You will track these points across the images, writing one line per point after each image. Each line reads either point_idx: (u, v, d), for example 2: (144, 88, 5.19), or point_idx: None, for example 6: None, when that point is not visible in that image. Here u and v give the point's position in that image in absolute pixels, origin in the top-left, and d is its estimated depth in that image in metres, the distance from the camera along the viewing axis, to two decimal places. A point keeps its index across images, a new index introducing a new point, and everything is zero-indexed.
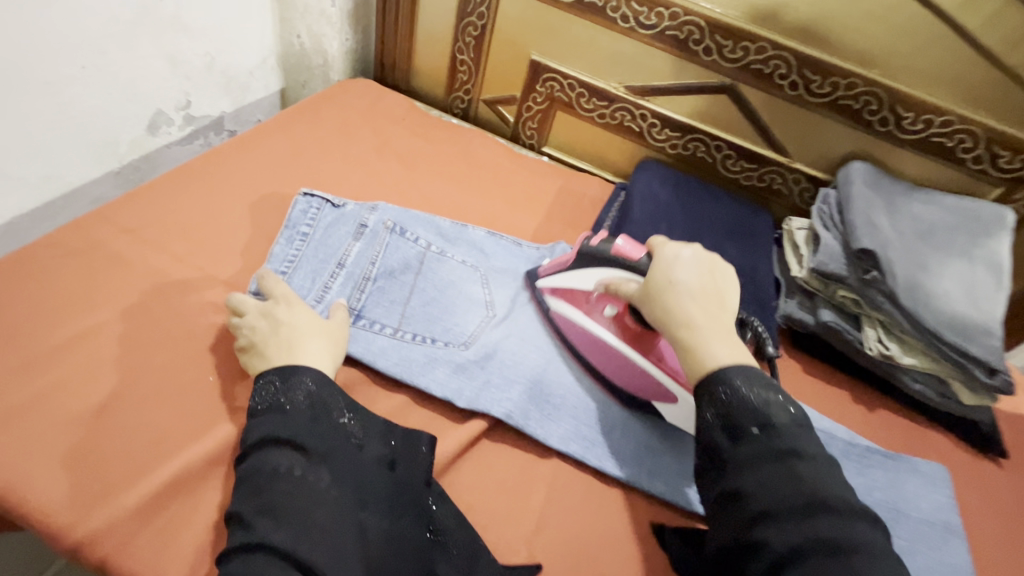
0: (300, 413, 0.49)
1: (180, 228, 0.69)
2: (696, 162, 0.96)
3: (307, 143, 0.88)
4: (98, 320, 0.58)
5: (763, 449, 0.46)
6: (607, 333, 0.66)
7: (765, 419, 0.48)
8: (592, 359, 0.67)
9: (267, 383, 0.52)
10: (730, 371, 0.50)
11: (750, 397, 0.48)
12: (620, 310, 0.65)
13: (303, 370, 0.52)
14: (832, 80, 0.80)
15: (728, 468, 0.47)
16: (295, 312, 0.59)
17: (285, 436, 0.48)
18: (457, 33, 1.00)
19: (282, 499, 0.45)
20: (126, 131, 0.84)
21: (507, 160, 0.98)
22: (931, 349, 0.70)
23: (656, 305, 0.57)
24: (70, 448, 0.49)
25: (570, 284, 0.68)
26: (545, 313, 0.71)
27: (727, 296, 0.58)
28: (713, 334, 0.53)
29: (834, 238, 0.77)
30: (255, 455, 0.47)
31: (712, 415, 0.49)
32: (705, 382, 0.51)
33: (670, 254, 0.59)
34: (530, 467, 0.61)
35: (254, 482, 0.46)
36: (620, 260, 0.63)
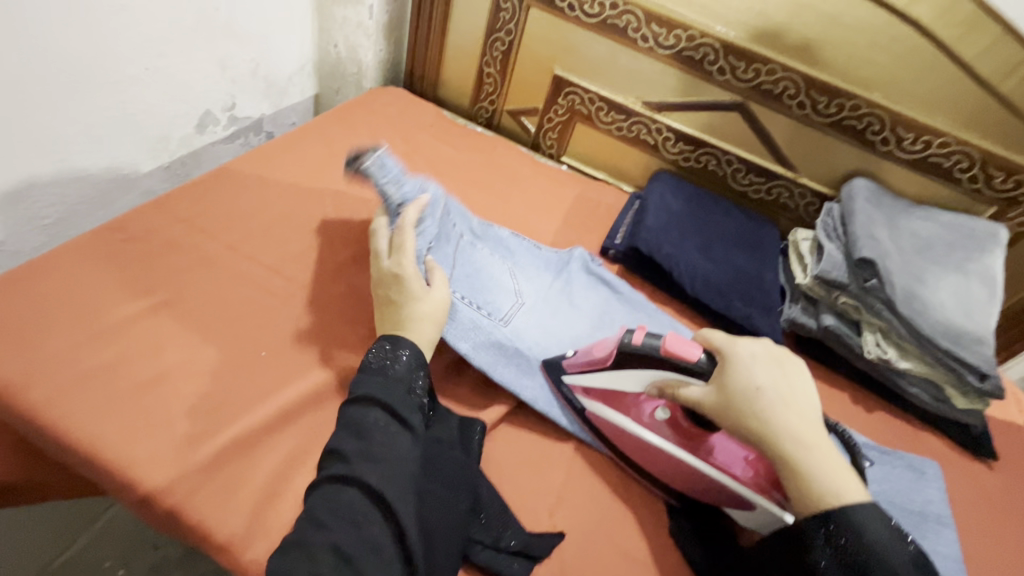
0: (400, 381, 0.57)
1: (229, 219, 0.75)
2: (707, 175, 1.02)
3: (344, 146, 0.94)
4: (159, 298, 0.63)
5: None
6: (658, 438, 0.62)
7: (896, 574, 0.48)
8: (644, 462, 0.63)
9: (380, 349, 0.59)
10: (856, 512, 0.50)
11: (876, 544, 0.49)
12: (673, 410, 0.62)
13: (413, 353, 0.59)
14: (838, 102, 0.86)
15: None
16: (413, 289, 0.64)
17: (387, 401, 0.55)
18: (485, 47, 1.06)
19: (380, 449, 0.52)
20: (177, 129, 0.90)
21: (528, 168, 1.04)
22: (927, 355, 0.75)
23: (748, 419, 0.54)
24: (140, 411, 0.54)
25: (610, 384, 0.64)
26: (573, 409, 0.67)
27: (809, 397, 0.57)
28: (825, 456, 0.53)
29: (837, 249, 0.82)
30: (356, 407, 0.54)
31: (830, 556, 0.50)
32: (822, 518, 0.51)
33: (744, 366, 0.56)
34: (550, 450, 0.66)
35: (355, 429, 0.53)
36: (670, 359, 0.59)
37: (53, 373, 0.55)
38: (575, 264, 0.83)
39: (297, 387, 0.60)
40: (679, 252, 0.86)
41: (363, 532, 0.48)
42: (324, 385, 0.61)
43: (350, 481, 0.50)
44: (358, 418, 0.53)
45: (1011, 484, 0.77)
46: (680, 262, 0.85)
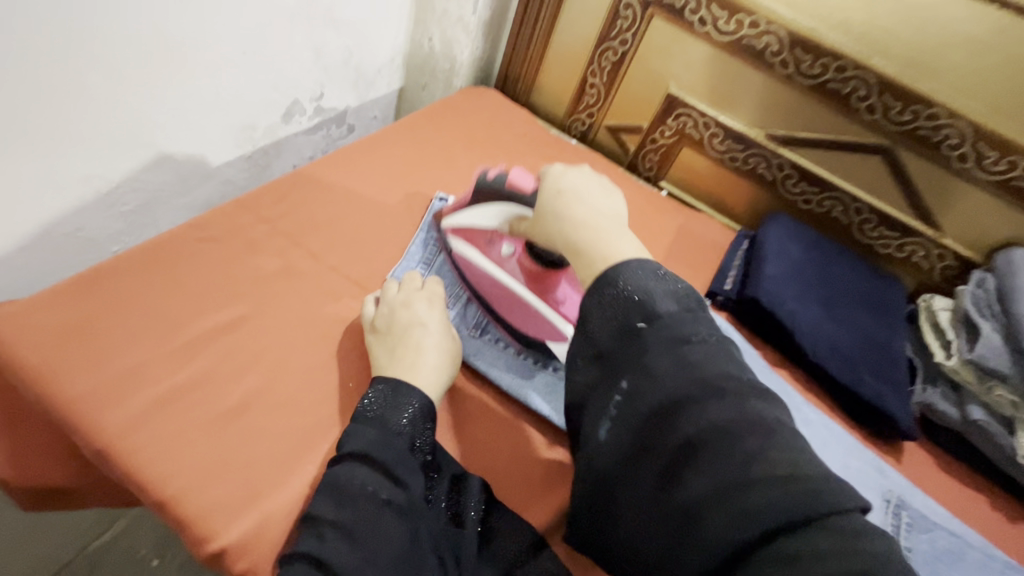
0: (398, 437, 0.48)
1: (317, 226, 0.69)
2: (829, 220, 0.91)
3: (435, 150, 0.87)
4: (242, 314, 0.57)
5: (652, 343, 0.42)
6: (504, 272, 0.65)
7: (650, 309, 0.43)
8: (489, 298, 0.66)
9: (377, 391, 0.51)
10: (618, 268, 0.46)
11: (636, 287, 0.44)
12: (518, 249, 0.64)
13: (420, 394, 0.52)
14: (1011, 159, 0.74)
15: (617, 368, 0.43)
16: (434, 320, 0.59)
17: (381, 459, 0.46)
18: (594, 56, 0.97)
19: (356, 521, 0.43)
20: (264, 118, 0.84)
21: (626, 191, 0.95)
22: None
23: (546, 230, 0.54)
24: (216, 447, 0.48)
25: (469, 222, 0.66)
26: (450, 251, 0.69)
27: (620, 206, 0.54)
28: (607, 230, 0.50)
29: (993, 330, 0.71)
30: (344, 466, 0.46)
31: (599, 316, 0.45)
32: (596, 283, 0.46)
33: (549, 173, 0.56)
34: None
35: (339, 494, 0.44)
36: (513, 192, 0.61)
37: (129, 397, 0.49)
38: None
39: None
40: (800, 308, 0.77)
41: None
42: None
43: (318, 563, 0.41)
44: (342, 478, 0.44)
45: None
46: (802, 321, 0.76)
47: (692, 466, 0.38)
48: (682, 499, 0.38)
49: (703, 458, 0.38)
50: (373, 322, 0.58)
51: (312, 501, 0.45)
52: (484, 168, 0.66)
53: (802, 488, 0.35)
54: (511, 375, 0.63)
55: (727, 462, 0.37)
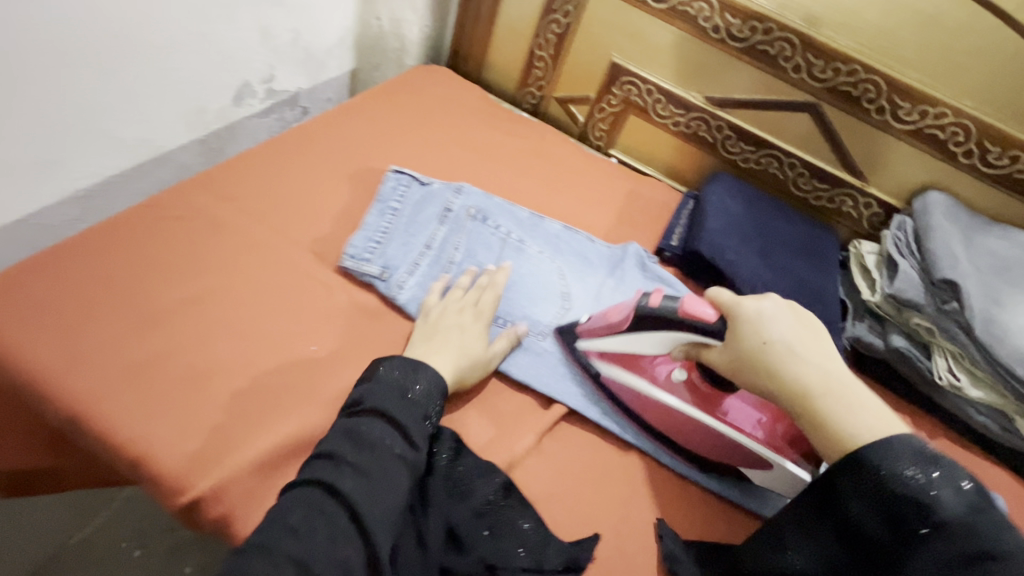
0: (414, 404, 0.52)
1: (273, 200, 0.70)
2: (767, 177, 0.97)
3: (389, 126, 0.89)
4: (203, 284, 0.59)
5: (944, 551, 0.43)
6: (673, 399, 0.60)
7: (933, 515, 0.44)
8: (666, 430, 0.61)
9: (390, 369, 0.54)
10: (881, 448, 0.46)
11: (909, 481, 0.45)
12: (688, 369, 0.60)
13: (441, 382, 0.55)
14: (921, 108, 0.80)
15: (894, 566, 0.45)
16: (471, 333, 0.61)
17: (397, 418, 0.50)
18: (539, 29, 1.00)
19: (371, 462, 0.47)
20: (215, 100, 0.85)
21: (578, 159, 0.99)
22: (1001, 383, 0.71)
23: (767, 377, 0.51)
24: (186, 407, 0.50)
25: (622, 348, 0.61)
26: (592, 373, 0.65)
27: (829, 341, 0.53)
28: (842, 399, 0.49)
29: (911, 266, 0.78)
30: (357, 419, 0.50)
31: (863, 505, 0.47)
32: (846, 461, 0.47)
33: (757, 315, 0.52)
34: (610, 460, 0.60)
35: (355, 439, 0.48)
36: (686, 321, 0.56)
37: (96, 365, 0.51)
38: (630, 262, 0.79)
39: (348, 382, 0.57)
40: (741, 259, 0.82)
41: (336, 552, 0.42)
42: None
43: (330, 489, 0.45)
44: (359, 427, 0.49)
45: None
46: (742, 270, 0.81)
47: None
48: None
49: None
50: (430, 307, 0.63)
51: (322, 444, 0.49)
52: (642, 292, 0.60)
53: None
54: None
55: None
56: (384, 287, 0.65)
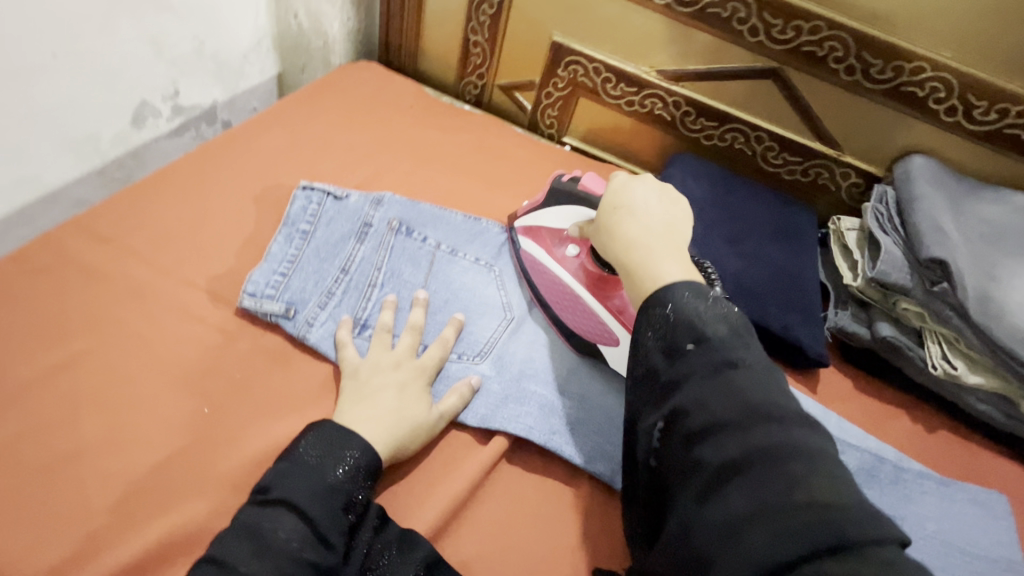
0: (331, 488, 0.43)
1: (164, 237, 0.62)
2: (733, 154, 0.88)
3: (309, 136, 0.80)
4: (72, 348, 0.51)
5: (702, 363, 0.42)
6: (563, 271, 0.63)
7: (700, 333, 0.43)
8: (551, 299, 0.64)
9: (311, 446, 0.46)
10: (671, 285, 0.47)
11: (684, 310, 0.45)
12: (583, 251, 0.63)
13: (369, 452, 0.46)
14: (895, 64, 0.71)
15: (663, 388, 0.43)
16: (411, 399, 0.52)
17: (306, 509, 0.42)
18: (470, 12, 0.91)
19: (274, 575, 0.38)
20: (108, 125, 0.76)
21: (525, 152, 0.90)
22: (1003, 368, 0.64)
23: (604, 234, 0.55)
24: (44, 503, 0.44)
25: (538, 220, 0.67)
26: (515, 254, 0.69)
27: (683, 222, 0.54)
28: (659, 251, 0.50)
29: (894, 242, 0.70)
30: (259, 510, 0.42)
31: (650, 337, 0.46)
32: (646, 301, 0.47)
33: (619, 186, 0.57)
34: (559, 503, 0.53)
35: (253, 540, 0.40)
36: (585, 195, 0.64)
37: None
38: None
39: (244, 449, 0.49)
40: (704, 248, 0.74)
41: None
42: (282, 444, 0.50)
43: None
44: (260, 524, 0.41)
45: None
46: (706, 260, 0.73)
47: (733, 482, 0.36)
48: (716, 518, 0.36)
49: (741, 478, 0.36)
50: (351, 365, 0.54)
51: (213, 547, 0.40)
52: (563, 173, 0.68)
53: (840, 517, 0.33)
54: None
55: (766, 486, 0.35)
56: (292, 327, 0.57)
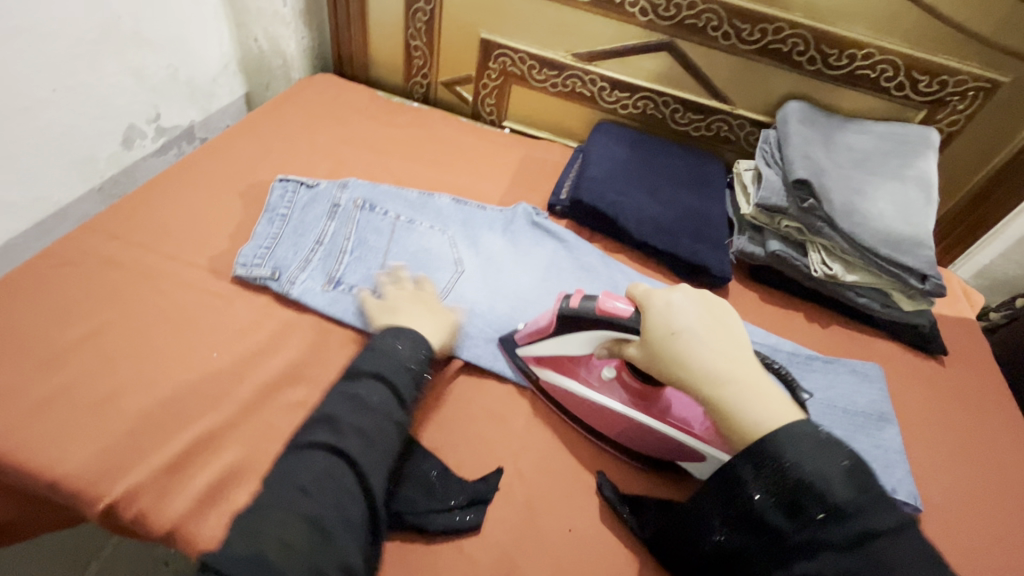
0: (405, 366, 0.57)
1: (163, 230, 0.74)
2: (648, 119, 1.02)
3: (279, 141, 0.93)
4: (98, 319, 0.63)
5: (835, 535, 0.43)
6: (609, 399, 0.62)
7: (827, 499, 0.44)
8: (611, 431, 0.63)
9: (387, 339, 0.59)
10: (777, 435, 0.46)
11: (805, 470, 0.45)
12: (618, 369, 0.62)
13: (426, 346, 0.60)
14: (761, 27, 0.85)
15: (792, 552, 0.45)
16: (435, 313, 0.67)
17: (393, 381, 0.55)
18: (408, 21, 1.04)
19: (368, 424, 0.52)
20: (103, 148, 0.88)
21: (469, 136, 1.03)
22: (868, 263, 0.78)
23: (668, 367, 0.52)
24: (92, 430, 0.55)
25: (557, 350, 0.63)
26: (533, 382, 0.67)
27: (733, 329, 0.53)
28: (744, 388, 0.49)
29: (775, 174, 0.84)
30: (356, 384, 0.55)
31: (763, 490, 0.46)
32: (749, 450, 0.47)
33: (659, 309, 0.54)
34: (509, 401, 0.66)
35: (355, 404, 0.53)
36: (610, 320, 0.58)
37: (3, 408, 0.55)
38: (520, 221, 0.86)
39: (249, 381, 0.61)
40: (623, 198, 0.87)
41: (342, 510, 0.47)
42: (280, 374, 0.62)
43: (337, 451, 0.50)
44: (360, 394, 0.54)
45: (958, 377, 0.81)
46: (625, 208, 0.86)
47: None
48: None
49: None
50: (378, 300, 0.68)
51: (321, 409, 0.53)
52: (564, 294, 0.62)
53: None
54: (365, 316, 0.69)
55: None
56: (277, 286, 0.69)
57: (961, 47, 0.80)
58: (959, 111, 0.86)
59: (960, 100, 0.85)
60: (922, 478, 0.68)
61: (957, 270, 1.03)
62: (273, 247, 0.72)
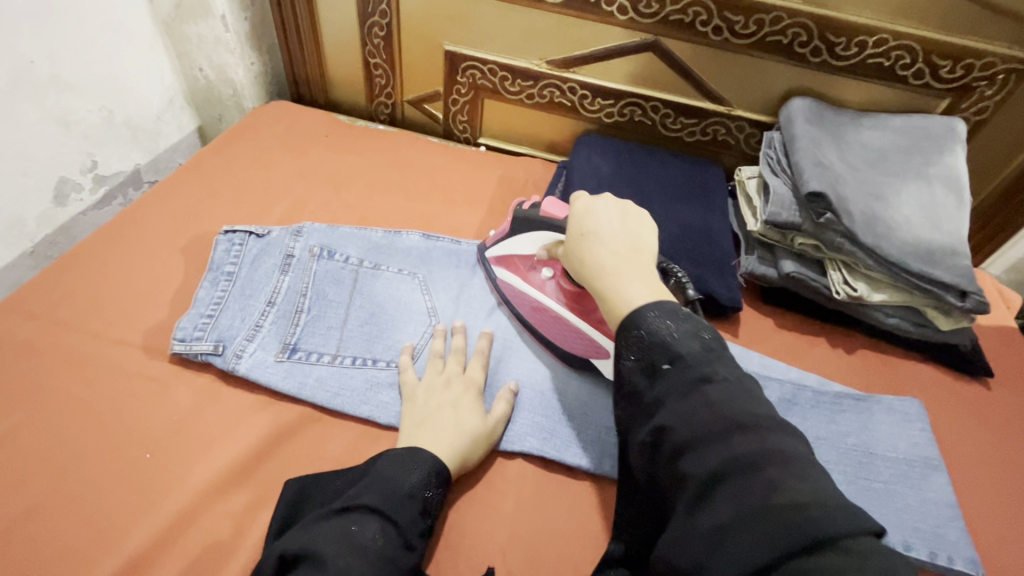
0: (404, 492, 0.48)
1: (92, 303, 0.65)
2: (636, 126, 0.92)
3: (228, 182, 0.84)
4: (12, 421, 0.55)
5: (679, 382, 0.43)
6: (543, 296, 0.65)
7: (676, 352, 0.44)
8: (542, 328, 0.65)
9: (392, 455, 0.51)
10: (645, 309, 0.46)
11: (657, 330, 0.45)
12: (557, 271, 0.65)
13: (437, 465, 0.51)
14: (756, 18, 0.75)
15: (647, 408, 0.44)
16: (465, 413, 0.57)
17: (389, 512, 0.47)
18: (364, 37, 0.94)
19: (365, 571, 0.43)
20: (31, 208, 0.79)
21: (440, 158, 0.94)
22: (898, 281, 0.68)
23: (573, 261, 0.54)
24: (3, 564, 0.48)
25: (511, 250, 0.68)
26: (493, 284, 0.71)
27: (647, 239, 0.54)
28: (628, 276, 0.50)
29: (784, 184, 0.74)
30: (347, 515, 0.46)
31: (625, 356, 0.47)
32: (621, 327, 0.47)
33: (579, 210, 0.57)
34: (493, 479, 0.57)
35: (346, 539, 0.44)
36: (547, 221, 0.63)
37: None
38: None
39: (187, 484, 0.53)
40: None
41: None
42: (223, 472, 0.54)
43: None
44: (351, 527, 0.45)
45: (1005, 400, 0.71)
46: None
47: (715, 496, 0.37)
48: (703, 527, 0.37)
49: (721, 492, 0.37)
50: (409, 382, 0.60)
51: (302, 543, 0.44)
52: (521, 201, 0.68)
53: (814, 518, 0.34)
54: (325, 389, 0.60)
55: (747, 499, 0.36)
56: (221, 362, 0.60)
57: (988, 25, 0.70)
58: (988, 98, 0.76)
59: (988, 86, 0.75)
60: (976, 533, 0.59)
61: (988, 267, 0.93)
62: (217, 315, 0.63)
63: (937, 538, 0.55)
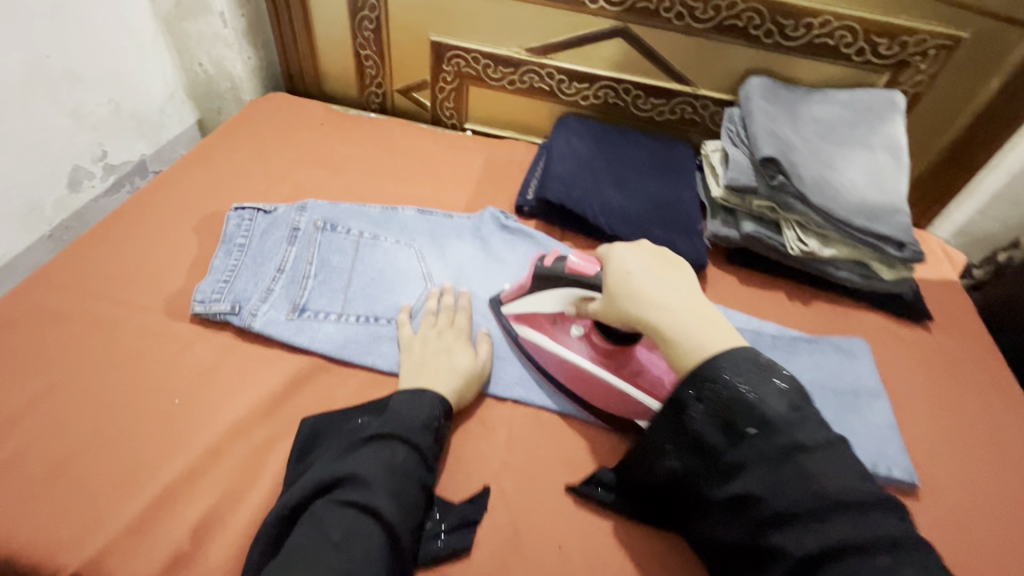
0: (422, 422, 0.55)
1: (114, 274, 0.71)
2: (611, 108, 1.00)
3: (232, 168, 0.90)
4: (52, 376, 0.61)
5: (767, 450, 0.46)
6: (576, 353, 0.66)
7: (762, 416, 0.46)
8: (575, 387, 0.65)
9: (405, 394, 0.57)
10: (716, 361, 0.48)
11: (740, 395, 0.47)
12: (587, 328, 0.66)
13: (441, 401, 0.58)
14: (713, 4, 0.83)
15: (730, 470, 0.47)
16: (457, 356, 0.63)
17: (412, 438, 0.54)
18: (354, 30, 1.00)
19: (399, 485, 0.51)
20: (47, 194, 0.85)
21: (429, 143, 1.00)
22: (845, 237, 0.76)
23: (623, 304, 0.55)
24: (55, 493, 0.54)
25: (535, 307, 0.68)
26: (513, 341, 0.70)
27: (686, 276, 0.58)
28: (690, 318, 0.52)
29: (743, 154, 0.81)
30: (376, 443, 0.53)
31: (701, 411, 0.48)
32: (691, 377, 0.49)
33: (618, 258, 0.58)
34: (487, 417, 0.64)
35: (380, 462, 0.51)
36: (576, 277, 0.62)
37: None
38: (488, 226, 0.83)
39: (214, 425, 0.59)
40: (591, 193, 0.85)
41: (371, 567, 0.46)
42: (245, 414, 0.60)
43: (366, 509, 0.48)
44: (383, 453, 0.52)
45: (942, 342, 0.79)
46: (594, 204, 0.84)
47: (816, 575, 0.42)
48: None
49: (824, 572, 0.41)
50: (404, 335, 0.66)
51: (339, 467, 0.51)
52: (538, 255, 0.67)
53: None
54: (333, 342, 0.66)
55: None
56: (238, 321, 0.66)
57: (917, 6, 0.79)
58: (923, 71, 0.84)
59: (922, 60, 0.83)
60: (914, 451, 0.67)
61: (936, 231, 1.01)
62: (232, 280, 0.69)
63: (877, 453, 0.63)
